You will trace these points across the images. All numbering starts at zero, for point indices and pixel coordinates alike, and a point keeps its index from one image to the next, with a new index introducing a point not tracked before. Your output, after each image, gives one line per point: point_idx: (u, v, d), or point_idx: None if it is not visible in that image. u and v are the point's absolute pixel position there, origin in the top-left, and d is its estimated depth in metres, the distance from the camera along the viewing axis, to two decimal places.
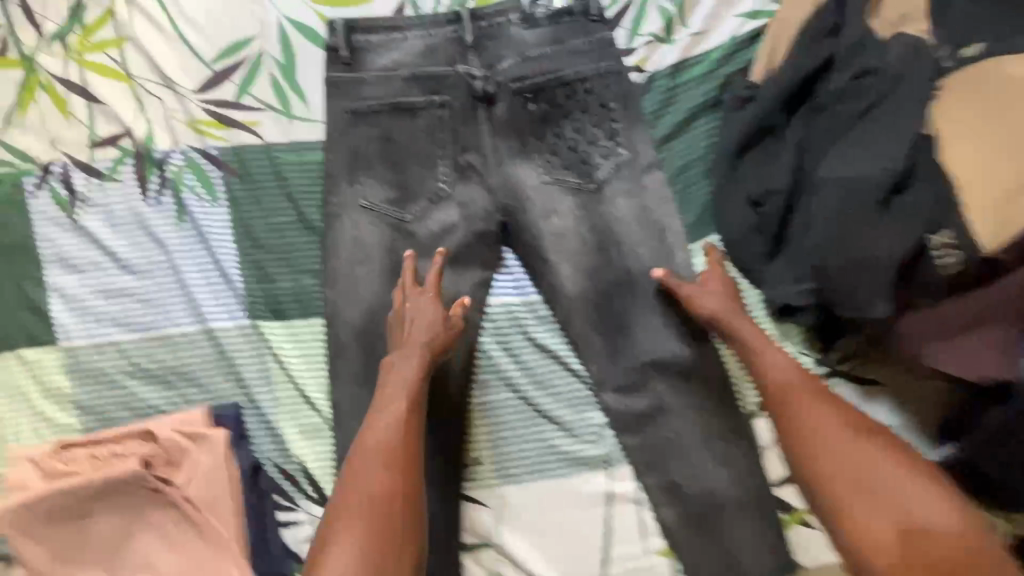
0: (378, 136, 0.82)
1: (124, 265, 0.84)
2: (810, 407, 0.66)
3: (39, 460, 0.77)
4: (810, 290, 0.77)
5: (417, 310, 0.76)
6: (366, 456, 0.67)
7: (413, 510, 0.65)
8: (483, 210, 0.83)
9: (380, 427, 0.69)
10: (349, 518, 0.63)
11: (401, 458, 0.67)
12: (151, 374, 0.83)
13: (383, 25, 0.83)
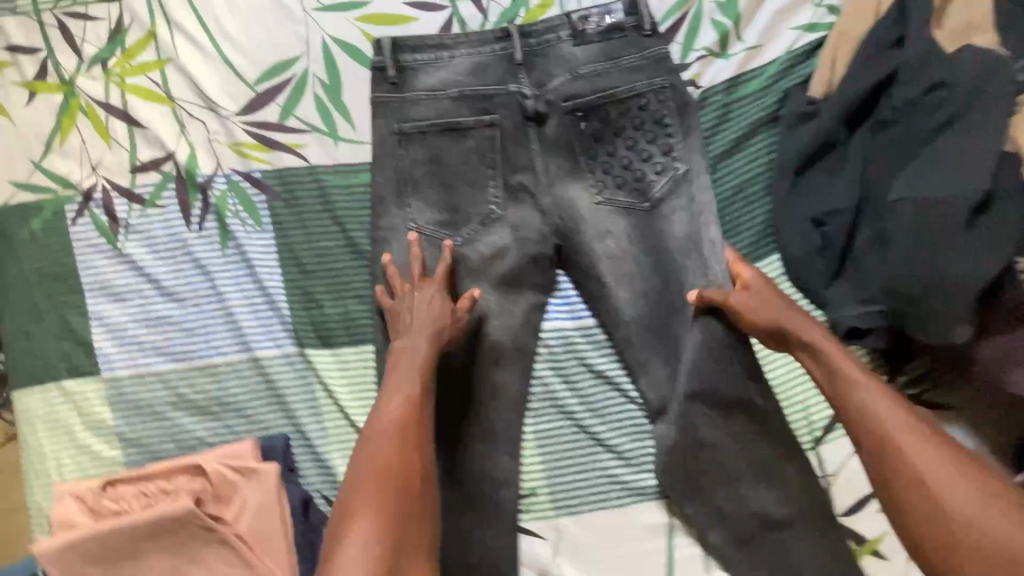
0: (427, 158, 0.80)
1: (167, 292, 0.82)
2: (871, 410, 0.63)
3: (85, 497, 0.75)
4: (881, 313, 0.74)
5: (416, 304, 0.75)
6: (374, 441, 0.65)
7: (418, 499, 0.64)
8: (537, 232, 0.81)
9: (393, 410, 0.68)
10: (368, 501, 0.62)
11: (413, 441, 0.66)
12: (196, 405, 0.80)
13: (429, 42, 0.81)
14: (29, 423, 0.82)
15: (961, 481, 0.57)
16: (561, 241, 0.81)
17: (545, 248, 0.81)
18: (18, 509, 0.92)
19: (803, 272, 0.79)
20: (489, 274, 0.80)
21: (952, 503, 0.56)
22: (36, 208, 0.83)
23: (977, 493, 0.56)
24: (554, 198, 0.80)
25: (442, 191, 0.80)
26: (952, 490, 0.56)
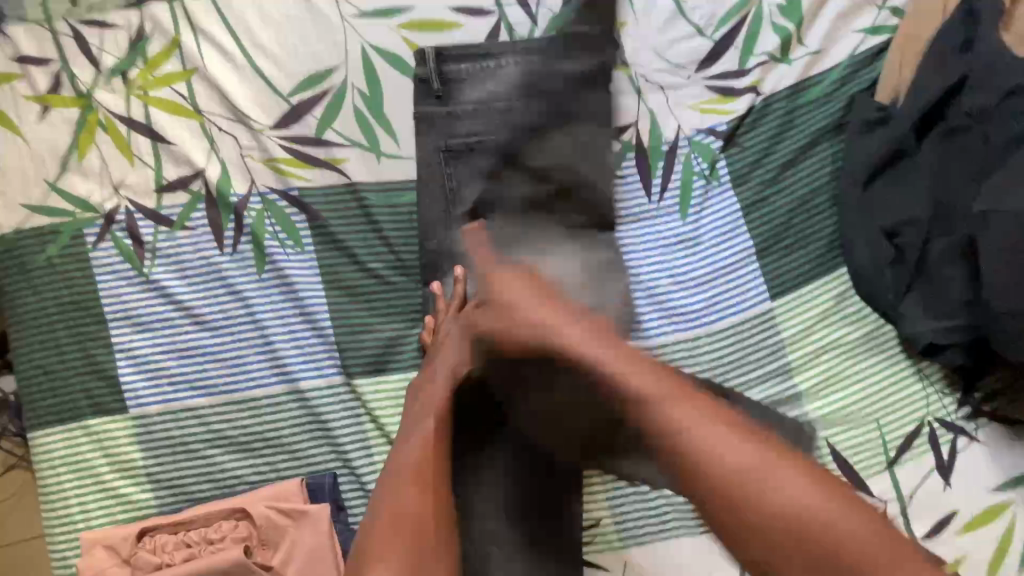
0: (479, 173, 0.75)
1: (199, 321, 0.76)
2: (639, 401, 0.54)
3: (121, 548, 0.69)
4: (957, 327, 0.71)
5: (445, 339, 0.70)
6: (395, 483, 0.58)
7: (432, 545, 0.55)
8: (589, 257, 0.75)
9: (408, 447, 0.61)
10: (375, 556, 0.53)
11: (429, 477, 0.59)
12: (234, 442, 0.75)
13: (477, 55, 0.77)
14: (49, 465, 0.75)
15: (766, 466, 0.50)
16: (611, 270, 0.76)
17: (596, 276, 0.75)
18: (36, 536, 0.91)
19: (871, 287, 0.76)
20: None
21: (763, 501, 0.48)
22: (53, 233, 0.77)
23: (789, 479, 0.49)
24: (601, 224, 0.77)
25: (492, 209, 0.75)
26: (774, 479, 0.49)
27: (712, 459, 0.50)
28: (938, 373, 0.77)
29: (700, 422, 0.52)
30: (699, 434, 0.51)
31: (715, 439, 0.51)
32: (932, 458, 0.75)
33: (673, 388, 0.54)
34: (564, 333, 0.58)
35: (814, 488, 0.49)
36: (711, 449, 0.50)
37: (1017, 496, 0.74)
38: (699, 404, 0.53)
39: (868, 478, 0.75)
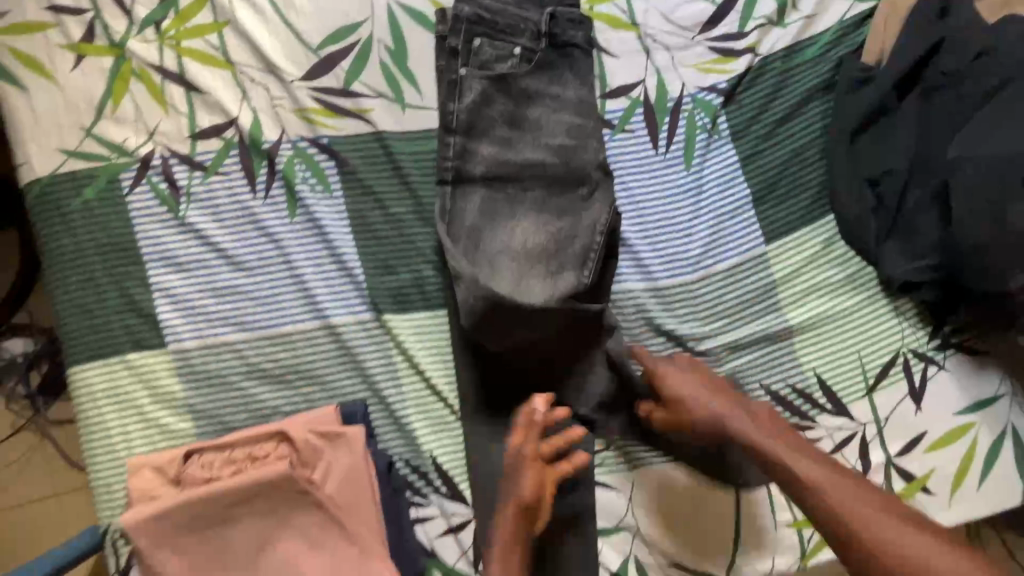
0: (486, 138, 0.81)
1: (234, 262, 0.80)
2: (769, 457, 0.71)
3: (165, 468, 0.73)
4: (930, 266, 0.80)
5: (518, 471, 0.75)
6: None
7: None
8: (578, 225, 0.81)
9: None
10: None
11: None
12: (269, 374, 0.79)
13: (494, 25, 0.81)
14: (90, 397, 0.79)
15: (872, 510, 0.65)
16: (601, 234, 0.81)
17: (584, 243, 0.81)
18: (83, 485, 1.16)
19: (856, 232, 0.83)
20: (532, 265, 0.80)
21: (880, 544, 0.63)
22: (88, 177, 0.80)
23: (906, 530, 0.64)
24: (596, 189, 0.82)
25: (495, 182, 0.82)
26: (879, 525, 0.64)
27: (834, 505, 0.66)
28: (912, 310, 0.85)
29: (830, 476, 0.68)
30: (824, 487, 0.67)
31: (842, 491, 0.67)
32: (905, 385, 0.84)
33: (804, 453, 0.71)
34: (714, 407, 0.74)
35: (917, 529, 0.64)
36: (837, 496, 0.66)
37: (976, 417, 0.84)
38: (827, 463, 0.70)
39: (848, 403, 0.84)
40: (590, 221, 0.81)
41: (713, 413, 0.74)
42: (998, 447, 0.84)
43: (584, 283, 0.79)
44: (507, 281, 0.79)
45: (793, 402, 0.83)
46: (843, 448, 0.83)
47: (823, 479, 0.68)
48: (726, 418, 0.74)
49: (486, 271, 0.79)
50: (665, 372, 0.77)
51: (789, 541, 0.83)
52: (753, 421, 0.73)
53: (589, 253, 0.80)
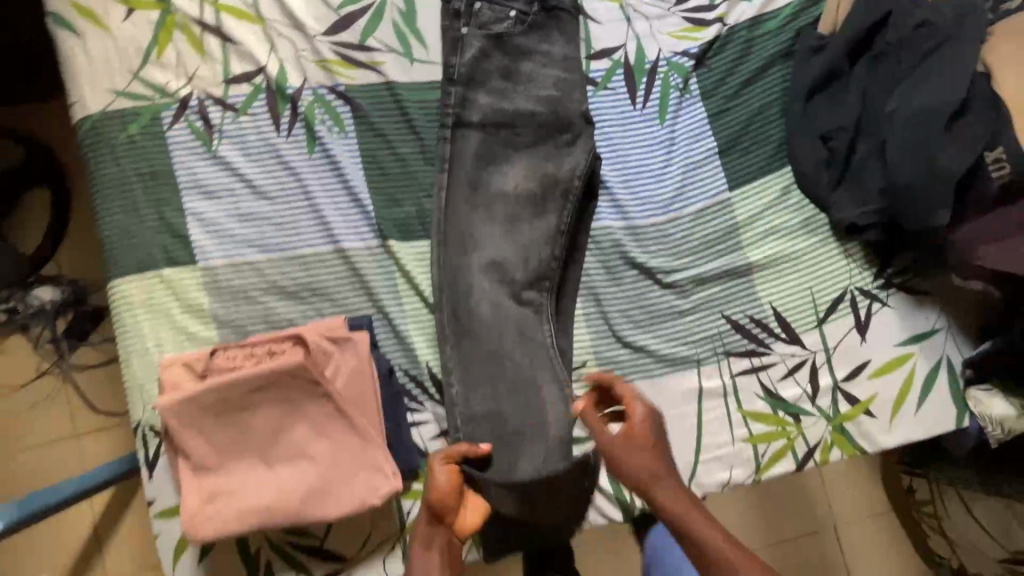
0: (485, 90, 0.94)
1: (258, 191, 0.91)
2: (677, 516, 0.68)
3: (193, 363, 0.83)
4: (874, 210, 0.90)
5: (433, 479, 0.78)
6: None
7: None
8: (561, 169, 0.93)
9: None
10: None
11: None
12: (286, 290, 0.90)
13: None
14: (128, 307, 0.90)
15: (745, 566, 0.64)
16: (578, 177, 0.93)
17: (566, 186, 0.93)
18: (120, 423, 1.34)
19: (810, 183, 0.94)
20: (520, 207, 0.94)
21: None
22: (134, 114, 0.91)
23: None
24: (577, 137, 0.94)
25: (490, 127, 0.94)
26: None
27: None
28: (860, 252, 0.95)
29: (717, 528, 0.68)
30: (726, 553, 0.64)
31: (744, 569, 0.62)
32: (852, 319, 0.94)
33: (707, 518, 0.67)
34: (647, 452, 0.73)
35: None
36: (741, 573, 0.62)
37: (916, 349, 0.94)
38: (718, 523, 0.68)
39: (800, 333, 0.94)
40: (570, 166, 0.93)
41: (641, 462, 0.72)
42: (934, 376, 0.94)
43: (564, 228, 0.93)
44: (499, 221, 0.93)
45: (751, 331, 0.94)
46: (795, 373, 0.93)
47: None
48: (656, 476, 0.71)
49: (482, 209, 0.93)
50: (622, 450, 0.73)
51: (745, 455, 0.93)
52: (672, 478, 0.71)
53: (569, 195, 0.93)
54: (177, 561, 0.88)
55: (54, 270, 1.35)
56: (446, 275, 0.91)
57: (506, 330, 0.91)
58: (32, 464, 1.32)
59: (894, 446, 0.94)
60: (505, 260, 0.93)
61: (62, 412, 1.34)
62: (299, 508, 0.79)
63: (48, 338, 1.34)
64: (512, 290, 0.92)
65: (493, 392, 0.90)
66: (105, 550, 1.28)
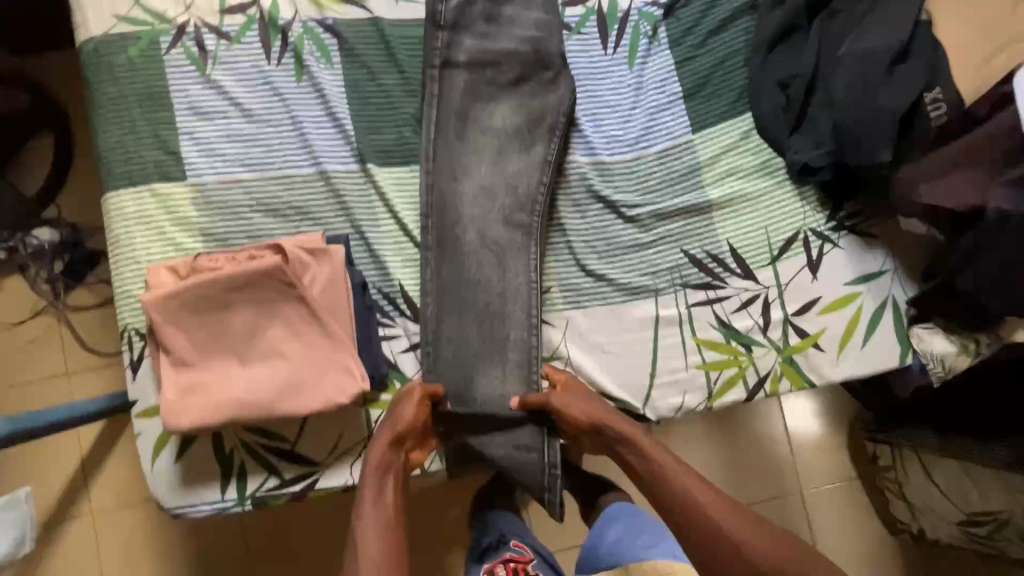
0: (470, 34, 1.00)
1: (247, 114, 0.97)
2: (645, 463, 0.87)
3: (177, 267, 0.88)
4: (827, 152, 0.95)
5: (401, 410, 0.87)
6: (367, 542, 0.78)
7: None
8: (545, 104, 1.00)
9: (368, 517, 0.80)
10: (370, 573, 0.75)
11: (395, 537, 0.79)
12: (270, 207, 0.95)
13: None
14: (119, 217, 0.94)
15: (708, 505, 0.81)
16: (564, 113, 0.99)
17: (552, 121, 1.00)
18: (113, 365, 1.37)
19: (769, 127, 1.00)
20: (508, 140, 1.00)
21: (719, 534, 0.78)
22: (134, 38, 0.96)
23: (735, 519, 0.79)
24: (558, 76, 1.00)
25: (476, 68, 1.00)
26: (712, 510, 0.80)
27: (695, 516, 0.80)
28: (813, 195, 1.01)
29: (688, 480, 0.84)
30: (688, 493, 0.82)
31: (702, 500, 0.81)
32: (804, 258, 1.00)
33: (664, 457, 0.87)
34: (601, 415, 0.89)
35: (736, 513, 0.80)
36: (697, 504, 0.81)
37: (863, 288, 0.99)
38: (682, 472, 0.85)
39: (755, 269, 0.99)
40: (555, 101, 1.00)
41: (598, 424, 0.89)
42: (880, 314, 0.99)
43: (551, 156, 0.99)
44: (487, 154, 1.00)
45: (707, 265, 0.99)
46: (747, 306, 0.99)
47: (699, 500, 0.81)
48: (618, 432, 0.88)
49: (471, 143, 1.00)
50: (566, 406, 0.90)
51: (697, 380, 0.97)
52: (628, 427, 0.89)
53: (554, 130, 0.99)
54: (155, 458, 0.91)
55: (55, 214, 1.40)
56: (432, 200, 0.97)
57: (488, 254, 0.98)
58: (23, 399, 1.35)
59: (840, 379, 0.99)
60: (494, 186, 0.99)
61: (55, 349, 1.38)
62: (272, 401, 0.85)
63: (44, 279, 1.37)
64: (502, 214, 0.99)
65: (471, 309, 0.97)
66: (89, 486, 1.30)
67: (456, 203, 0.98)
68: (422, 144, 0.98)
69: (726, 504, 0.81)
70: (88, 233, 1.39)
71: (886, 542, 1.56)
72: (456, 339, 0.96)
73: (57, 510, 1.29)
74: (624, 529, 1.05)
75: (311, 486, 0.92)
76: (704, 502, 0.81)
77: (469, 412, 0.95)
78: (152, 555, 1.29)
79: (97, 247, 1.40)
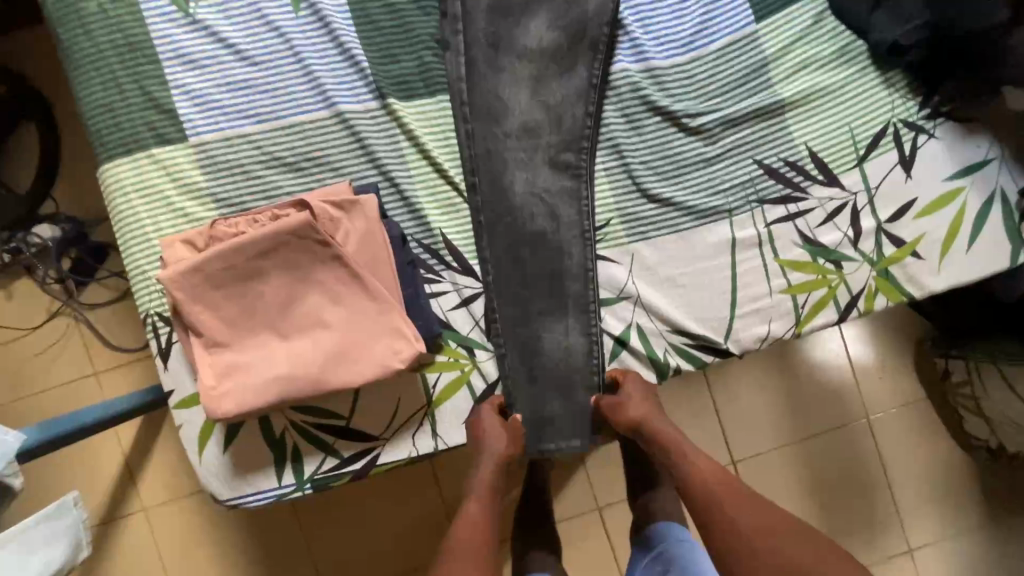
0: None
1: (243, 56, 0.84)
2: (676, 463, 0.81)
3: (193, 240, 0.79)
4: (919, 26, 0.82)
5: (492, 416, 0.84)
6: (462, 537, 0.77)
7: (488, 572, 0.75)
8: (584, 8, 0.86)
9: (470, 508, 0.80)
10: (457, 560, 0.75)
11: (486, 529, 0.79)
12: (284, 161, 0.84)
13: None
14: (121, 191, 0.84)
15: (727, 502, 0.76)
16: (606, 17, 0.86)
17: (594, 35, 0.86)
18: (139, 358, 1.30)
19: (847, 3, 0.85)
20: (546, 60, 0.87)
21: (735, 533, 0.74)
22: None
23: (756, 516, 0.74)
24: None
25: None
26: (734, 511, 0.75)
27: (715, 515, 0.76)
28: (903, 80, 0.87)
29: (715, 477, 0.79)
30: (711, 493, 0.77)
31: (727, 500, 0.76)
32: (895, 154, 0.87)
33: (695, 456, 0.81)
34: (636, 413, 0.83)
35: (757, 512, 0.75)
36: (720, 504, 0.76)
37: (967, 182, 0.87)
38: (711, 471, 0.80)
39: (840, 175, 0.87)
40: (596, 4, 0.86)
41: (640, 421, 0.83)
42: (987, 211, 0.87)
43: (596, 78, 0.86)
44: (524, 81, 0.87)
45: (785, 175, 0.87)
46: (835, 218, 0.87)
47: (718, 496, 0.77)
48: (655, 429, 0.84)
49: (506, 71, 0.87)
50: (630, 407, 0.83)
51: (784, 306, 0.87)
52: (670, 427, 0.84)
53: (598, 45, 0.86)
54: (202, 450, 0.84)
55: (53, 209, 1.28)
56: (467, 138, 0.86)
57: (536, 193, 0.87)
58: (55, 403, 1.29)
59: (941, 287, 0.88)
60: (536, 122, 0.87)
61: (78, 350, 1.30)
62: (320, 375, 0.76)
63: (54, 277, 1.28)
64: (547, 154, 0.87)
65: (526, 256, 0.87)
66: (136, 486, 1.25)
67: (493, 138, 0.87)
68: (449, 73, 0.86)
69: (746, 502, 0.76)
70: (89, 223, 1.28)
71: (963, 462, 1.44)
72: (512, 291, 0.87)
73: (110, 511, 1.25)
74: (658, 555, 0.94)
75: (372, 463, 0.85)
76: (718, 494, 0.77)
77: (539, 364, 0.88)
78: (214, 546, 1.25)
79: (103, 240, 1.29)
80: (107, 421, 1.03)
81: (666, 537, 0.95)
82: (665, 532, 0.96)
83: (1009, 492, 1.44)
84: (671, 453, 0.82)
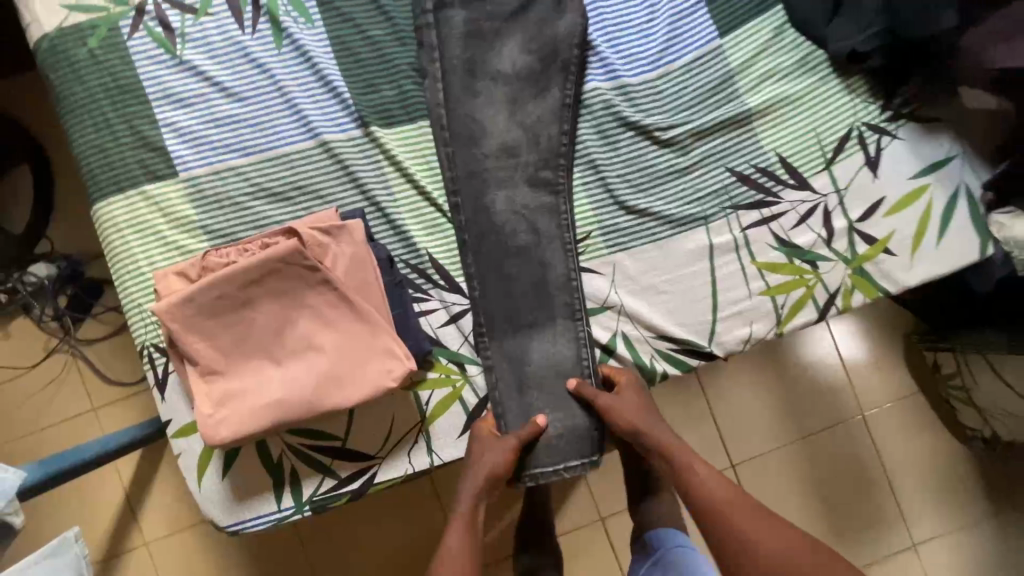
0: None
1: (229, 93, 0.87)
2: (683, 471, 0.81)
3: (187, 272, 0.81)
4: (877, 33, 0.85)
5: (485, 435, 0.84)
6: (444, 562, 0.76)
7: None
8: (554, 32, 0.90)
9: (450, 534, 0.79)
10: None
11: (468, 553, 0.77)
12: (273, 191, 0.87)
13: None
14: (114, 227, 0.86)
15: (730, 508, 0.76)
16: (576, 39, 0.89)
17: (566, 57, 0.90)
18: (136, 391, 1.31)
19: (804, 16, 0.89)
20: (521, 82, 0.91)
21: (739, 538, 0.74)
22: (90, 27, 0.86)
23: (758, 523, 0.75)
24: None
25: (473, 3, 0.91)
26: (739, 518, 0.75)
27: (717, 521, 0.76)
28: (864, 86, 0.91)
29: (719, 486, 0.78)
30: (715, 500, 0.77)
31: (730, 508, 0.76)
32: (862, 156, 0.90)
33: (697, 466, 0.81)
34: (636, 421, 0.83)
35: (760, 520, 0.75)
36: (724, 511, 0.76)
37: (931, 179, 0.90)
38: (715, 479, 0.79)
39: (809, 178, 0.90)
40: (565, 27, 0.90)
41: (637, 426, 0.84)
42: (953, 205, 0.90)
43: (569, 98, 0.90)
44: (501, 104, 0.91)
45: (756, 181, 0.90)
46: (807, 219, 0.90)
47: (720, 502, 0.77)
48: (656, 435, 0.84)
49: (482, 94, 0.91)
50: (625, 409, 0.84)
51: (763, 306, 0.89)
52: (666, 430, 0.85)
53: (570, 66, 0.90)
54: (201, 478, 0.85)
55: (48, 248, 1.30)
56: (448, 161, 0.89)
57: (518, 210, 0.90)
58: (55, 441, 1.30)
59: (918, 280, 0.90)
60: (515, 142, 0.91)
61: (76, 385, 1.31)
62: (314, 397, 0.78)
63: (51, 315, 1.29)
64: (526, 172, 0.90)
65: (510, 271, 0.89)
66: (138, 519, 1.26)
67: (474, 159, 0.90)
68: (428, 100, 0.89)
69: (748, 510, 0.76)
70: (83, 261, 1.30)
71: (959, 452, 1.45)
72: (499, 306, 0.89)
73: (112, 545, 1.25)
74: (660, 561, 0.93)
75: (370, 481, 0.86)
76: (720, 501, 0.77)
77: (529, 376, 0.89)
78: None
79: (98, 276, 1.31)
80: (106, 455, 1.04)
81: (664, 542, 0.95)
82: (664, 537, 0.96)
83: (1009, 482, 1.45)
84: (676, 460, 0.82)
